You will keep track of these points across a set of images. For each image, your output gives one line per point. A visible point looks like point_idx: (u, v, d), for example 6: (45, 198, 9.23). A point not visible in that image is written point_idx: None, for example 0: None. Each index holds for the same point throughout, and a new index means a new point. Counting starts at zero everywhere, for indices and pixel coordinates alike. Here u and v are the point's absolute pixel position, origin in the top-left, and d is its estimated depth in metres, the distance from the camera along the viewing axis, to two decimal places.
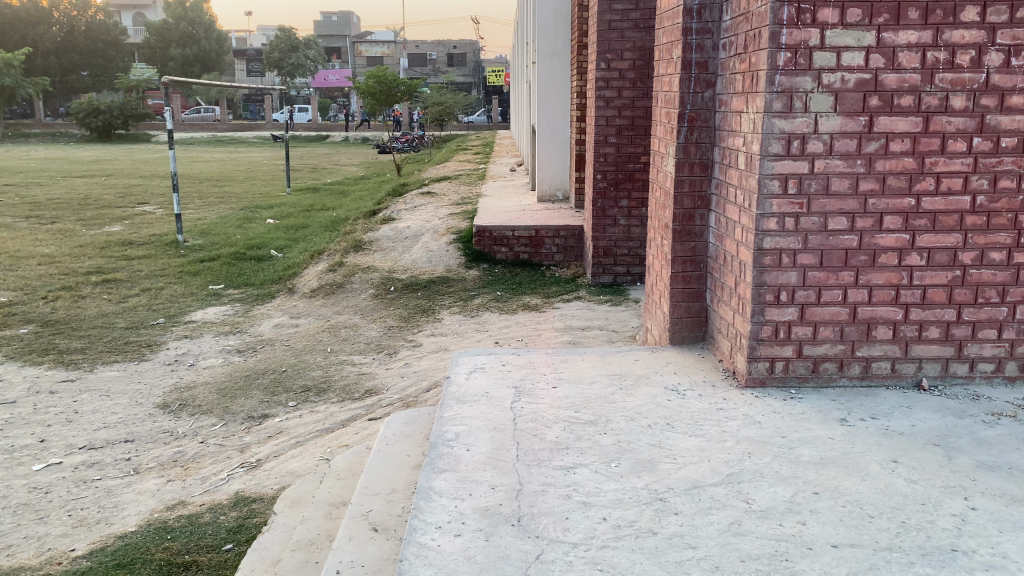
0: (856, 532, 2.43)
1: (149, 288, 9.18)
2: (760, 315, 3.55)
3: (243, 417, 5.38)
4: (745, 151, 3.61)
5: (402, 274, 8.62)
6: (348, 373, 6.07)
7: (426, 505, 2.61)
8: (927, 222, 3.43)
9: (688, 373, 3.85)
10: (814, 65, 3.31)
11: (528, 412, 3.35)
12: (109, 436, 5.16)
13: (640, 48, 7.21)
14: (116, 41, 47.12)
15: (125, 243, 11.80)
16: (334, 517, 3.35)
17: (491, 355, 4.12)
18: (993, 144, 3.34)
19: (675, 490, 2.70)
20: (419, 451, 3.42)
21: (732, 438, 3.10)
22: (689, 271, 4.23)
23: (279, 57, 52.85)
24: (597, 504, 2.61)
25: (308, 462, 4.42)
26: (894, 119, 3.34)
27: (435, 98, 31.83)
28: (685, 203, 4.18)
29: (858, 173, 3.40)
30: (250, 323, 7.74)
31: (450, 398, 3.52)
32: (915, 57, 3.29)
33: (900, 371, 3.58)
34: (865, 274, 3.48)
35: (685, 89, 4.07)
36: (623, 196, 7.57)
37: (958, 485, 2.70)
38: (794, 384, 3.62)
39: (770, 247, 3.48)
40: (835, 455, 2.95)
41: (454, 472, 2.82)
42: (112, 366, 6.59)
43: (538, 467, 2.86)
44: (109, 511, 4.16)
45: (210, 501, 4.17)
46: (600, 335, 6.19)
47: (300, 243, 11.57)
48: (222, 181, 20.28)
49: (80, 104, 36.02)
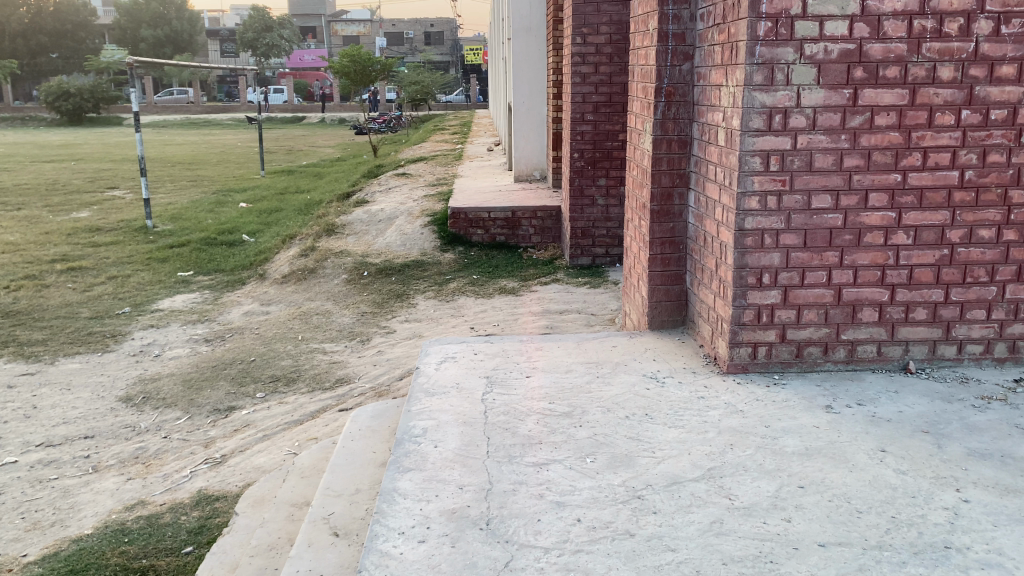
0: (845, 530, 2.30)
1: (115, 276, 8.89)
2: (742, 298, 3.40)
3: (209, 410, 5.18)
4: (725, 126, 3.44)
5: (377, 257, 8.41)
6: (319, 361, 5.88)
7: (389, 508, 2.45)
8: (914, 199, 3.28)
9: (667, 359, 3.71)
10: (796, 35, 3.14)
11: (501, 404, 3.18)
12: (68, 432, 4.95)
13: (618, 22, 7.03)
14: (85, 23, 46.03)
15: (93, 229, 11.49)
16: (296, 519, 3.18)
17: (462, 344, 3.95)
18: (982, 117, 3.20)
19: (654, 487, 2.55)
20: (386, 447, 3.25)
21: (714, 430, 2.95)
22: (668, 253, 4.07)
23: (253, 37, 52.08)
24: (570, 503, 2.46)
25: (275, 457, 4.25)
26: (879, 92, 3.18)
27: (413, 79, 31.48)
28: (663, 181, 4.00)
29: (842, 149, 3.24)
30: (219, 310, 7.51)
31: (419, 390, 3.35)
32: (901, 26, 3.12)
33: (887, 354, 3.45)
34: (850, 254, 3.34)
35: (662, 62, 3.89)
36: (601, 175, 7.39)
37: (949, 475, 2.58)
38: (778, 369, 3.48)
39: (752, 227, 3.33)
40: (821, 445, 2.81)
41: (420, 472, 2.66)
42: (74, 358, 6.36)
43: (510, 464, 2.70)
44: (64, 513, 3.96)
45: (171, 500, 3.98)
46: (578, 318, 6.05)
47: (273, 227, 11.31)
48: (194, 164, 19.91)
49: (48, 87, 35.19)
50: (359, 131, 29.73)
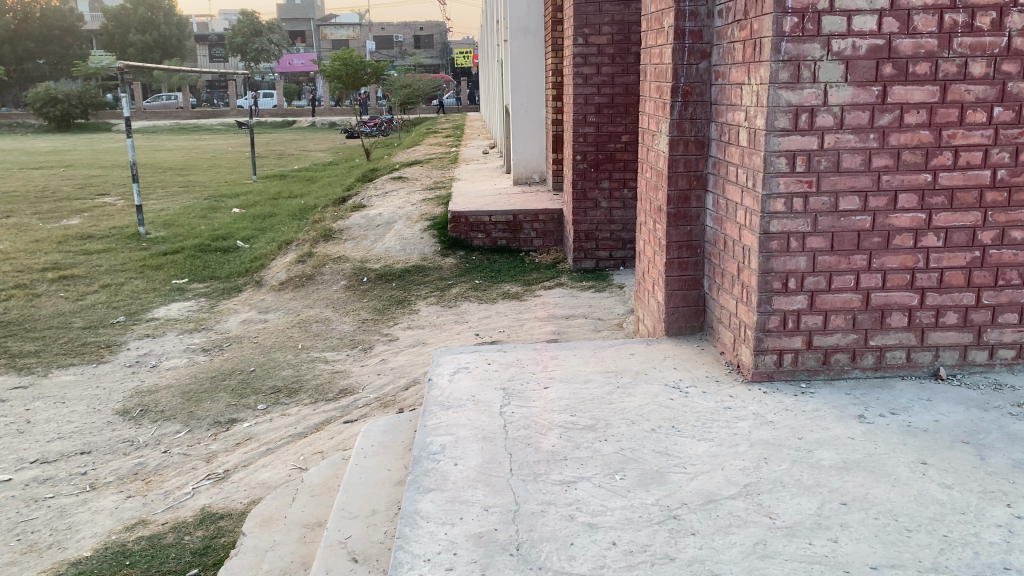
0: (896, 551, 2.17)
1: (108, 285, 8.72)
2: (767, 304, 3.28)
3: (210, 422, 5.03)
4: (748, 126, 3.32)
5: (376, 263, 8.27)
6: (321, 371, 5.74)
7: (412, 533, 2.31)
8: (944, 199, 3.17)
9: (689, 368, 3.58)
10: (823, 30, 3.02)
11: (520, 418, 3.05)
12: (64, 448, 4.79)
13: (619, 21, 6.89)
14: (72, 28, 45.62)
15: (84, 236, 11.30)
16: (308, 541, 3.05)
17: (474, 353, 3.82)
18: (1015, 114, 3.10)
19: (689, 506, 2.43)
20: (400, 464, 3.11)
21: (745, 442, 2.83)
22: (685, 257, 3.95)
23: (242, 41, 51.89)
24: (603, 525, 2.33)
25: (280, 472, 4.10)
26: (908, 89, 3.07)
27: (403, 82, 31.19)
28: (679, 183, 3.88)
29: (870, 148, 3.13)
30: (216, 319, 7.36)
31: (434, 404, 3.21)
32: (932, 20, 3.01)
33: (916, 360, 3.33)
34: (878, 257, 3.23)
35: (679, 60, 3.77)
36: (604, 177, 7.27)
37: (997, 489, 2.46)
38: (804, 377, 3.36)
39: (777, 230, 3.21)
40: (859, 458, 2.69)
41: (441, 492, 2.52)
42: (68, 370, 6.18)
43: (535, 483, 2.57)
44: (62, 534, 3.81)
45: (174, 519, 3.83)
46: (586, 324, 5.92)
47: (268, 232, 11.15)
48: (185, 169, 19.73)
49: (36, 94, 34.89)
50: (350, 134, 29.57)
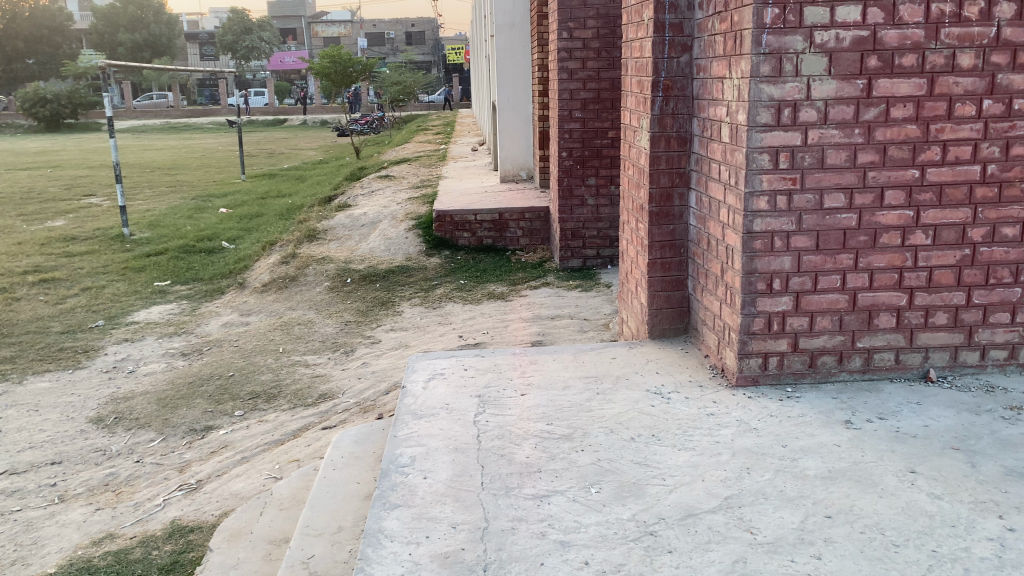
0: (882, 567, 2.06)
1: (89, 288, 8.57)
2: (751, 306, 3.17)
3: (185, 430, 4.90)
4: (730, 121, 3.20)
5: (360, 264, 8.14)
6: (301, 375, 5.61)
7: (375, 553, 2.20)
8: (932, 196, 3.06)
9: (671, 372, 3.47)
10: (805, 22, 2.91)
11: (495, 427, 2.93)
12: (34, 458, 4.66)
13: (605, 15, 6.76)
14: (62, 27, 45.13)
15: (67, 238, 11.12)
16: (274, 559, 2.94)
17: (451, 358, 3.70)
18: (1005, 106, 2.99)
19: (667, 521, 2.32)
20: (370, 476, 3.00)
21: (727, 451, 2.72)
22: (669, 257, 3.83)
23: (232, 39, 51.52)
24: (576, 543, 2.22)
25: (254, 483, 3.99)
26: (894, 82, 2.96)
27: (394, 79, 30.85)
28: (661, 181, 3.77)
29: (856, 144, 3.01)
30: (197, 322, 7.22)
31: (405, 413, 3.09)
32: (918, 11, 2.90)
33: (905, 362, 3.22)
34: (865, 256, 3.12)
35: (659, 54, 3.66)
36: (591, 174, 7.14)
37: (989, 499, 2.35)
38: (790, 381, 3.26)
39: (760, 229, 3.10)
40: (846, 466, 2.58)
41: (408, 509, 2.40)
42: (43, 376, 6.04)
43: (507, 497, 2.45)
44: (27, 550, 3.68)
45: (142, 533, 3.70)
46: (571, 325, 5.80)
47: (253, 232, 11.00)
48: (173, 169, 19.50)
49: (24, 95, 34.56)
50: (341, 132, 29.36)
